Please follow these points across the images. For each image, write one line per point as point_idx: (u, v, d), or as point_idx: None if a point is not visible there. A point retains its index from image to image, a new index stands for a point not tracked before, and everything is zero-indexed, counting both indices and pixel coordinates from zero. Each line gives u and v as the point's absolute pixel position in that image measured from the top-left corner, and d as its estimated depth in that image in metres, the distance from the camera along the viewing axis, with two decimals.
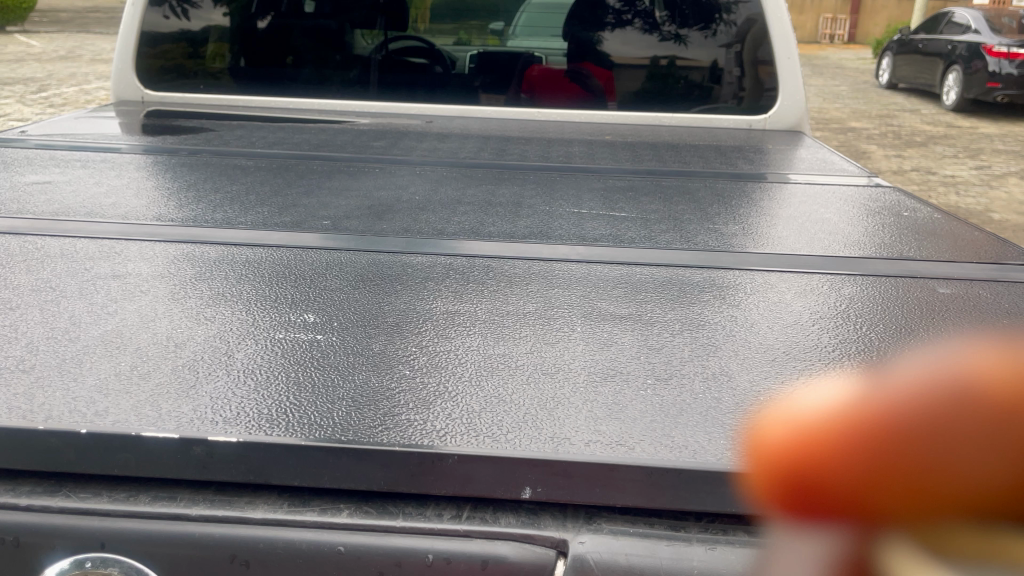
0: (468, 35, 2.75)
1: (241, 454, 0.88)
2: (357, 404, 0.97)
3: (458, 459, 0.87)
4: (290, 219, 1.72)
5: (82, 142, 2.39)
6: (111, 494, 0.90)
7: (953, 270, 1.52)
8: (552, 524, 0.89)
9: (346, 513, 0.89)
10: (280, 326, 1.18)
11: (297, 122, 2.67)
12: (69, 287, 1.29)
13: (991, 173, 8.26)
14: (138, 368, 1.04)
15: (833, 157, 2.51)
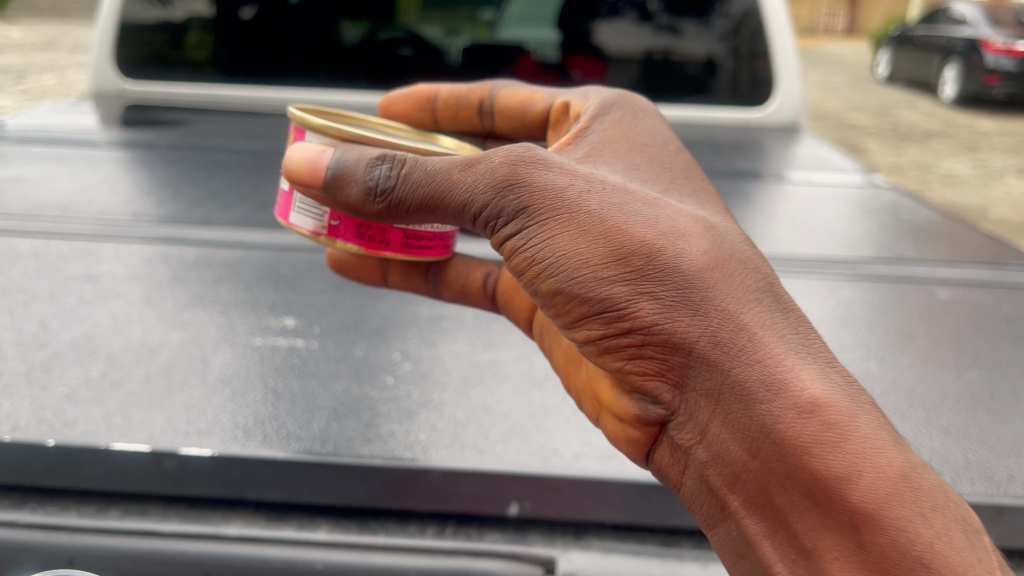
0: (459, 24, 2.63)
1: (215, 467, 0.84)
2: (338, 414, 0.94)
3: (442, 474, 0.84)
4: (271, 217, 1.69)
5: (59, 136, 2.33)
6: (80, 509, 0.85)
7: (951, 272, 1.51)
8: (540, 541, 0.85)
9: (324, 529, 0.85)
10: (258, 331, 1.14)
11: (281, 117, 2.63)
12: (39, 290, 1.24)
13: (981, 170, 8.24)
14: (109, 375, 1.00)
15: (829, 155, 2.50)
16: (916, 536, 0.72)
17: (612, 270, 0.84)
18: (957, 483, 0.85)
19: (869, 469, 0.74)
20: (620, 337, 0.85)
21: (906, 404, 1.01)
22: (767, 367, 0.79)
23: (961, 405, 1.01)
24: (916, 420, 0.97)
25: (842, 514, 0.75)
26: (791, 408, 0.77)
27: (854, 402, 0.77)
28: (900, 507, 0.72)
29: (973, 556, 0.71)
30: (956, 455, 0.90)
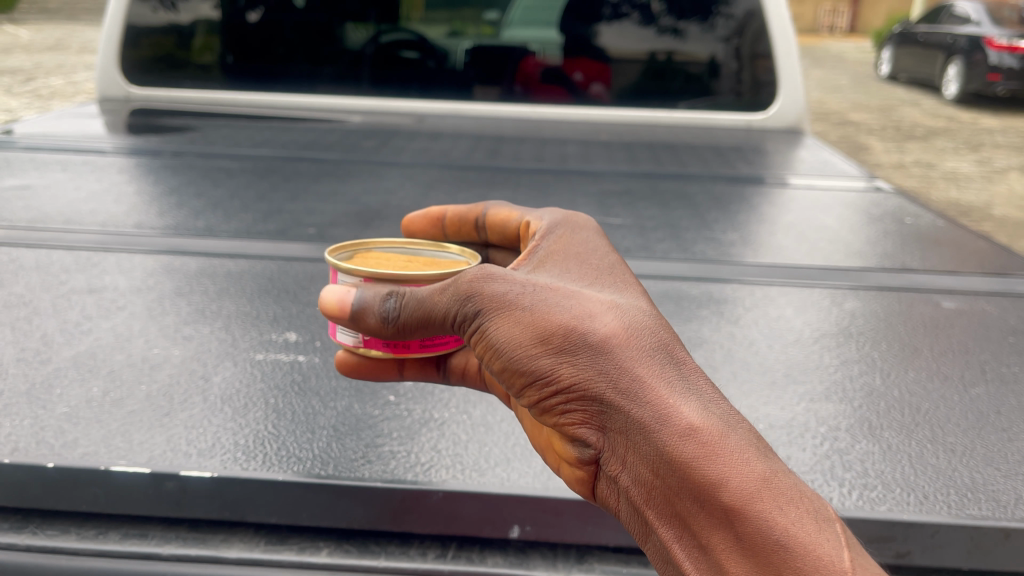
0: (462, 25, 2.62)
1: (216, 489, 0.84)
2: (339, 434, 0.93)
3: (443, 496, 0.83)
4: (274, 226, 1.68)
5: (64, 143, 2.33)
6: (80, 532, 0.85)
7: (956, 282, 1.50)
8: (541, 564, 0.84)
9: (325, 552, 0.84)
10: (259, 346, 1.14)
11: (286, 123, 2.63)
12: (41, 303, 1.24)
13: (988, 168, 8.19)
14: (111, 393, 1.00)
15: (833, 159, 2.49)
16: (779, 530, 0.70)
17: (539, 341, 0.83)
18: (964, 505, 0.84)
19: (737, 474, 0.72)
20: (540, 390, 0.83)
21: (911, 421, 1.00)
22: (641, 391, 0.78)
23: (967, 423, 1.00)
24: (922, 439, 0.96)
25: (723, 522, 0.72)
26: (669, 430, 0.75)
27: (722, 417, 0.77)
28: (771, 506, 0.71)
29: (827, 540, 0.70)
30: (962, 476, 0.89)
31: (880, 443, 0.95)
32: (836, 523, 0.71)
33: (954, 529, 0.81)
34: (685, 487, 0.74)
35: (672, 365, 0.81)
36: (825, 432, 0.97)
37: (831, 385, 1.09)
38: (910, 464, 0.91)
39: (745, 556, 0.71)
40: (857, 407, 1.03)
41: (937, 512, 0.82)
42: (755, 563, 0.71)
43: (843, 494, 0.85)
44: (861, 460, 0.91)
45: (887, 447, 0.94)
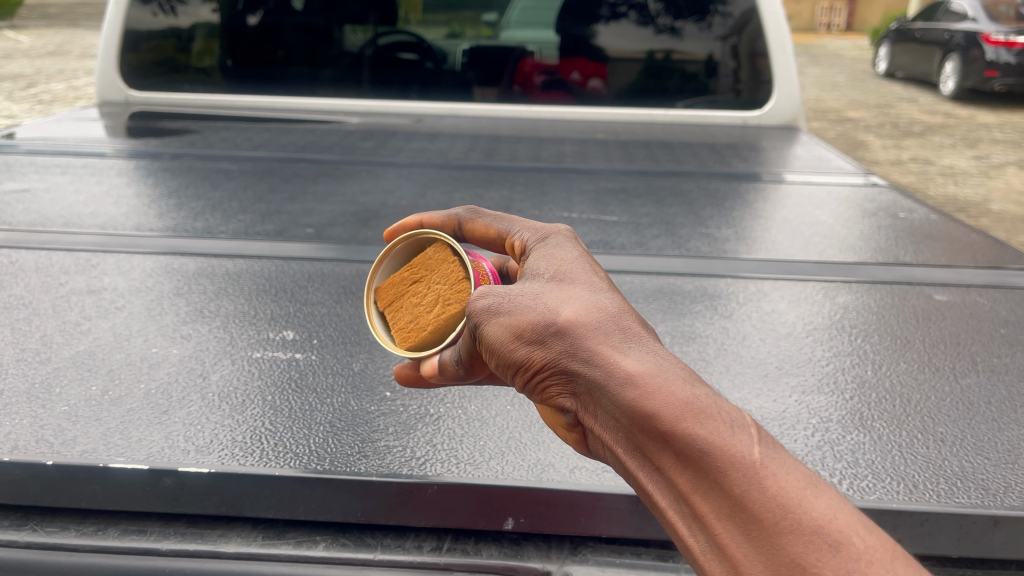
0: (461, 27, 2.63)
1: (213, 485, 0.85)
2: (335, 430, 0.94)
3: (438, 489, 0.84)
4: (273, 227, 1.69)
5: (63, 146, 2.35)
6: (79, 529, 0.86)
7: (949, 275, 1.51)
8: (536, 556, 0.85)
9: (322, 546, 0.85)
10: (257, 345, 1.15)
11: (285, 124, 2.65)
12: (42, 304, 1.25)
13: (987, 163, 8.19)
14: (109, 392, 1.01)
15: (828, 155, 2.50)
16: (704, 442, 0.68)
17: (506, 322, 0.80)
18: (953, 494, 0.84)
19: (665, 400, 0.70)
20: (512, 369, 0.80)
21: (901, 412, 1.00)
22: (584, 343, 0.76)
23: (957, 413, 1.01)
24: (913, 429, 0.97)
25: (663, 451, 0.70)
26: (612, 374, 0.74)
27: (655, 356, 0.75)
28: (697, 422, 0.68)
29: (740, 441, 0.68)
30: (952, 465, 0.90)
31: (870, 434, 0.96)
32: (756, 429, 0.69)
33: (943, 516, 0.82)
34: (626, 422, 0.72)
35: (613, 315, 0.79)
36: (816, 423, 0.98)
37: (823, 377, 1.10)
38: (900, 454, 0.92)
39: (686, 478, 0.69)
40: (848, 399, 1.04)
41: (926, 500, 0.83)
42: (695, 479, 0.68)
43: (833, 484, 0.86)
44: (851, 451, 0.92)
45: (878, 437, 0.95)
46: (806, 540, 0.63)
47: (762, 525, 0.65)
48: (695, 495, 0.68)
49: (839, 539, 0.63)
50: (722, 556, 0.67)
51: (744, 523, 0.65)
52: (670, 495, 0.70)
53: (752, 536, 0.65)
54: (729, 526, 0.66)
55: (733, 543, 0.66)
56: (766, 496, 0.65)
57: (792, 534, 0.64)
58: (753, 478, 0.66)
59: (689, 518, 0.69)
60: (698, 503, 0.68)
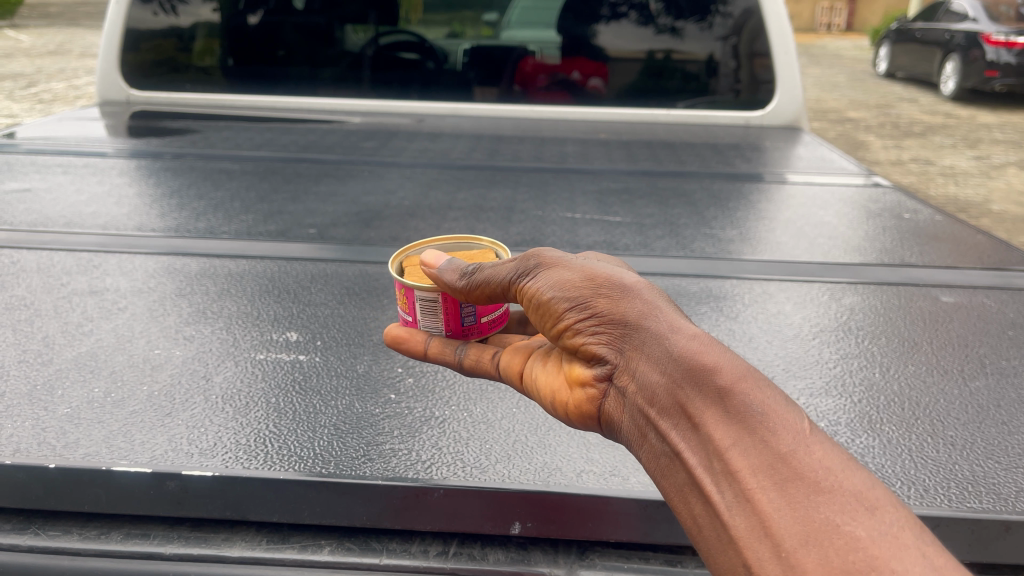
0: (461, 26, 2.61)
1: (217, 488, 0.84)
2: (340, 432, 0.93)
3: (444, 494, 0.83)
4: (275, 227, 1.69)
5: (64, 146, 2.34)
6: (81, 532, 0.85)
7: (954, 276, 1.50)
8: (543, 560, 0.84)
9: (327, 550, 0.84)
10: (260, 346, 1.14)
11: (287, 124, 2.65)
12: (44, 305, 1.25)
13: (988, 164, 8.19)
14: (112, 394, 1.00)
15: (832, 155, 2.49)
16: (760, 405, 0.75)
17: (579, 286, 0.88)
18: (965, 499, 0.84)
19: (725, 366, 0.78)
20: (572, 326, 0.87)
21: (911, 416, 1.00)
22: (651, 313, 0.84)
23: (966, 417, 1.00)
24: (922, 433, 0.96)
25: (715, 408, 0.76)
26: (675, 339, 0.81)
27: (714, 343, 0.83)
28: (753, 390, 0.76)
29: (791, 415, 0.75)
30: (963, 469, 0.89)
31: (880, 437, 0.95)
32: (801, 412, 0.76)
33: (955, 521, 0.81)
34: (681, 380, 0.78)
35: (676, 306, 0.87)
36: (825, 427, 0.97)
37: (831, 380, 1.09)
38: (910, 458, 0.91)
39: (732, 431, 0.74)
40: (856, 402, 1.03)
41: (937, 505, 0.83)
42: (740, 435, 0.74)
43: None
44: (860, 454, 0.92)
45: (887, 441, 0.94)
46: (841, 500, 0.68)
47: (800, 483, 0.70)
48: (737, 449, 0.73)
49: (871, 507, 0.68)
50: (751, 508, 0.70)
51: (781, 478, 0.70)
52: (708, 450, 0.75)
53: (787, 490, 0.70)
54: (763, 479, 0.71)
55: (765, 497, 0.70)
56: (808, 459, 0.71)
57: (827, 494, 0.69)
58: (800, 443, 0.72)
59: (723, 473, 0.73)
60: (736, 457, 0.73)
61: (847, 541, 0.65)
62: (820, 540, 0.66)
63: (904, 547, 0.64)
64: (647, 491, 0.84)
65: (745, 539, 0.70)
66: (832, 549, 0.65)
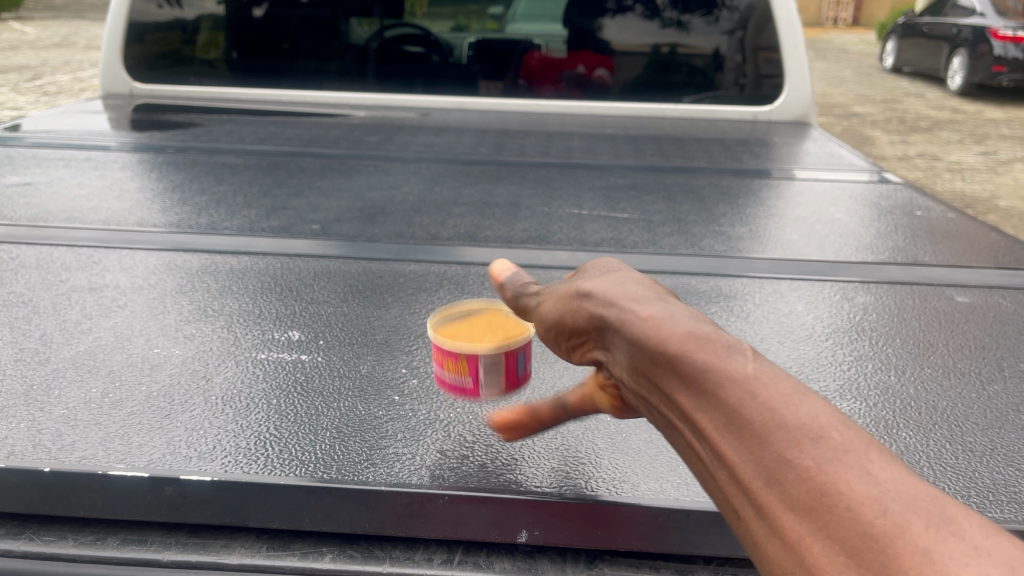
0: (467, 20, 2.58)
1: (215, 494, 0.82)
2: (343, 436, 0.91)
3: (449, 501, 0.81)
4: (278, 223, 1.66)
5: (66, 139, 2.32)
6: (77, 538, 0.83)
7: (967, 275, 1.47)
8: (551, 569, 0.82)
9: (329, 557, 0.82)
10: (261, 345, 1.12)
11: (290, 118, 2.62)
12: (41, 303, 1.22)
13: (995, 160, 8.15)
14: (110, 395, 0.98)
15: (842, 151, 2.46)
16: (703, 360, 0.63)
17: (560, 299, 0.83)
18: (986, 508, 0.81)
19: (668, 328, 0.67)
20: (564, 337, 0.83)
21: (928, 421, 0.97)
22: (606, 294, 0.75)
23: (985, 422, 0.97)
24: (940, 439, 0.93)
25: (666, 374, 0.66)
26: (627, 311, 0.71)
27: (667, 304, 0.72)
28: (695, 344, 0.65)
29: (736, 358, 0.63)
30: (983, 476, 0.87)
31: (897, 443, 0.92)
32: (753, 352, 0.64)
33: None
34: (634, 348, 0.69)
35: (645, 282, 0.77)
36: None
37: (845, 383, 1.06)
38: (929, 465, 0.88)
39: (686, 394, 0.64)
40: (872, 406, 1.01)
41: None
42: (691, 394, 0.64)
43: None
44: None
45: (904, 447, 0.91)
46: (789, 436, 0.58)
47: (752, 428, 0.59)
48: (695, 410, 0.63)
49: (821, 434, 0.57)
50: (723, 467, 0.61)
51: (736, 426, 0.60)
52: (678, 417, 0.66)
53: (743, 439, 0.59)
54: (723, 433, 0.61)
55: (729, 453, 0.60)
56: (755, 401, 0.60)
57: (776, 434, 0.58)
58: (744, 387, 0.61)
59: (694, 434, 0.64)
60: (697, 415, 0.63)
61: (800, 478, 0.56)
62: (779, 481, 0.57)
63: (852, 468, 0.55)
64: (658, 498, 0.82)
65: (729, 492, 0.61)
66: (793, 491, 0.56)
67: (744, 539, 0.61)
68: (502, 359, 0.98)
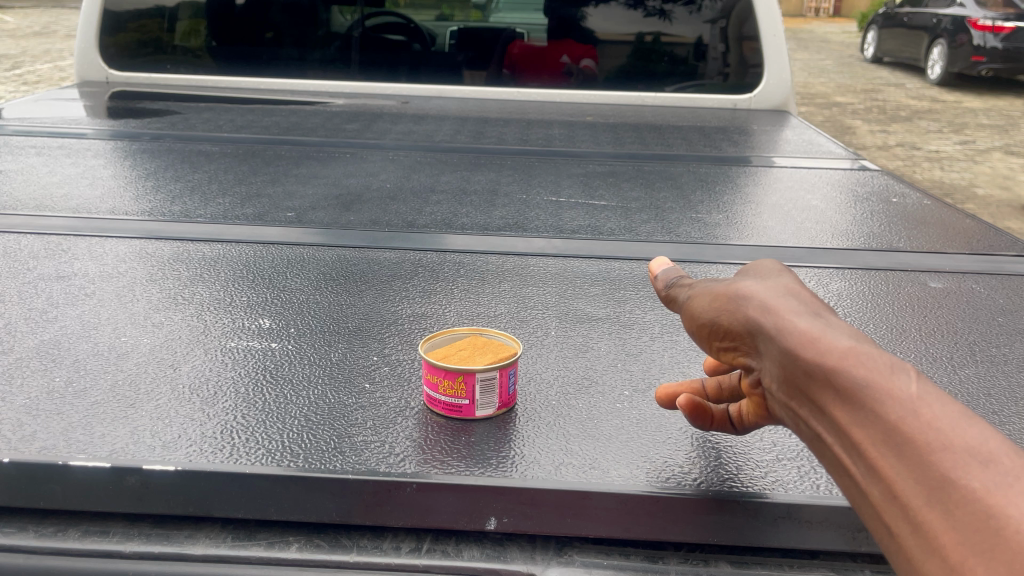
0: (450, 9, 2.60)
1: (179, 484, 0.81)
2: (311, 423, 0.90)
3: (417, 489, 0.80)
4: (253, 210, 1.64)
5: (39, 126, 2.28)
6: (37, 529, 0.81)
7: (941, 261, 1.47)
8: (520, 556, 0.81)
9: (295, 547, 0.81)
10: (232, 333, 1.10)
11: (268, 105, 2.60)
12: (8, 291, 1.20)
13: (974, 149, 8.20)
14: (74, 383, 0.96)
15: (821, 139, 2.45)
16: (862, 377, 0.65)
17: (714, 303, 0.81)
18: None
19: (826, 343, 0.68)
20: (717, 337, 0.81)
21: None
22: (762, 301, 0.75)
23: None
24: None
25: (824, 389, 0.67)
26: (781, 323, 0.72)
27: (822, 317, 0.72)
28: (855, 360, 0.66)
29: (895, 376, 0.64)
30: None
31: None
32: (915, 370, 0.65)
33: None
34: (791, 358, 0.70)
35: (800, 291, 0.77)
36: None
37: None
38: None
39: (843, 407, 0.66)
40: None
41: None
42: (848, 409, 0.65)
43: (830, 482, 0.82)
44: None
45: None
46: (955, 459, 0.59)
47: (915, 446, 0.61)
48: (852, 424, 0.65)
49: (990, 457, 0.58)
50: (879, 482, 0.63)
51: (897, 443, 0.62)
52: (830, 429, 0.67)
53: (904, 455, 0.61)
54: (882, 449, 0.63)
55: (887, 469, 0.62)
56: (920, 421, 0.61)
57: (938, 455, 0.60)
58: (908, 406, 0.62)
59: (848, 448, 0.66)
60: (854, 430, 0.65)
61: (966, 499, 0.57)
62: (943, 501, 0.59)
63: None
64: (627, 485, 0.81)
65: (881, 506, 0.63)
66: (957, 513, 0.58)
67: (892, 552, 0.63)
68: (497, 377, 0.91)
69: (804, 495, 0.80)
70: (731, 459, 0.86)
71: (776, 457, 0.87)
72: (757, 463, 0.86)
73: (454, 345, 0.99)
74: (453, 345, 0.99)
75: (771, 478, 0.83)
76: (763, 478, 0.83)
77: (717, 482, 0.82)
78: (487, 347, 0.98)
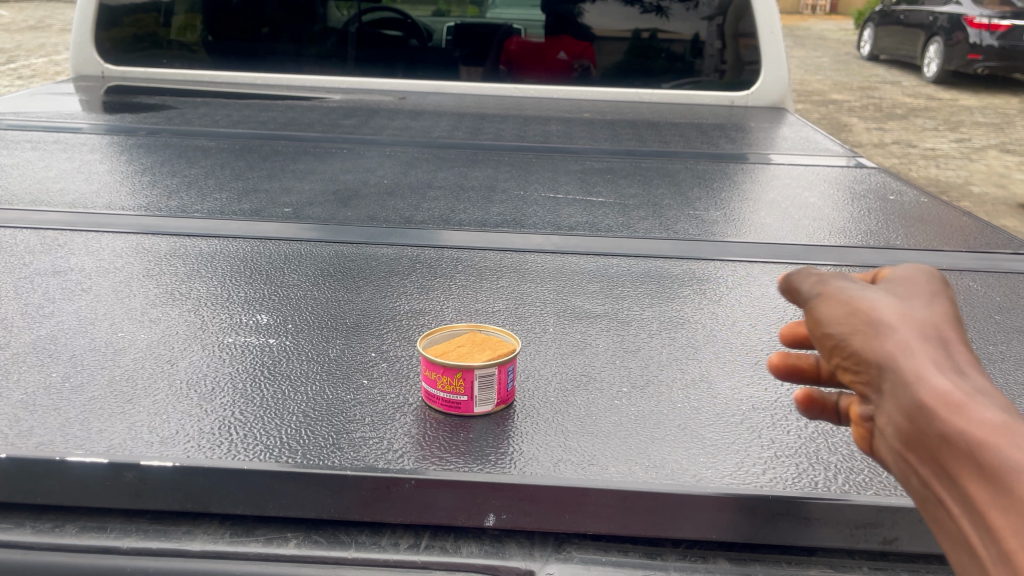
0: (448, 5, 2.59)
1: (177, 480, 0.80)
2: (309, 419, 0.90)
3: (415, 485, 0.80)
4: (250, 206, 1.64)
5: (34, 121, 2.27)
6: (34, 525, 0.81)
7: (939, 258, 1.47)
8: (518, 553, 0.81)
9: (293, 543, 0.81)
10: (230, 329, 1.10)
11: (265, 100, 2.59)
12: (4, 287, 1.20)
13: (970, 147, 8.21)
14: (71, 379, 0.96)
15: (818, 136, 2.46)
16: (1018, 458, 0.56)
17: (842, 316, 0.68)
18: None
19: (974, 412, 0.59)
20: (838, 355, 0.68)
21: None
22: (903, 341, 0.65)
23: None
24: None
25: (965, 460, 0.58)
26: (922, 374, 0.62)
27: (965, 375, 0.63)
28: (1011, 438, 0.57)
29: None
30: None
31: None
32: None
33: None
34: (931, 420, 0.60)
35: (942, 334, 0.66)
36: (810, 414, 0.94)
37: None
38: None
39: (987, 484, 0.57)
40: None
41: None
42: (990, 491, 0.57)
43: (828, 478, 0.82)
44: (847, 444, 0.89)
45: None
46: None
47: None
48: (993, 508, 0.57)
49: None
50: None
51: None
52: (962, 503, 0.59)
53: None
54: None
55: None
56: None
57: None
58: None
59: (981, 530, 0.58)
60: (993, 515, 0.57)
61: None
62: None
63: None
64: (625, 481, 0.81)
65: None
66: None
67: None
68: (496, 372, 0.91)
69: (803, 492, 0.80)
70: (730, 456, 0.86)
71: (775, 454, 0.87)
72: (757, 459, 0.86)
73: (454, 342, 0.98)
74: (453, 341, 0.98)
75: (770, 475, 0.83)
76: (762, 475, 0.83)
77: (716, 479, 0.82)
78: (485, 344, 0.98)
